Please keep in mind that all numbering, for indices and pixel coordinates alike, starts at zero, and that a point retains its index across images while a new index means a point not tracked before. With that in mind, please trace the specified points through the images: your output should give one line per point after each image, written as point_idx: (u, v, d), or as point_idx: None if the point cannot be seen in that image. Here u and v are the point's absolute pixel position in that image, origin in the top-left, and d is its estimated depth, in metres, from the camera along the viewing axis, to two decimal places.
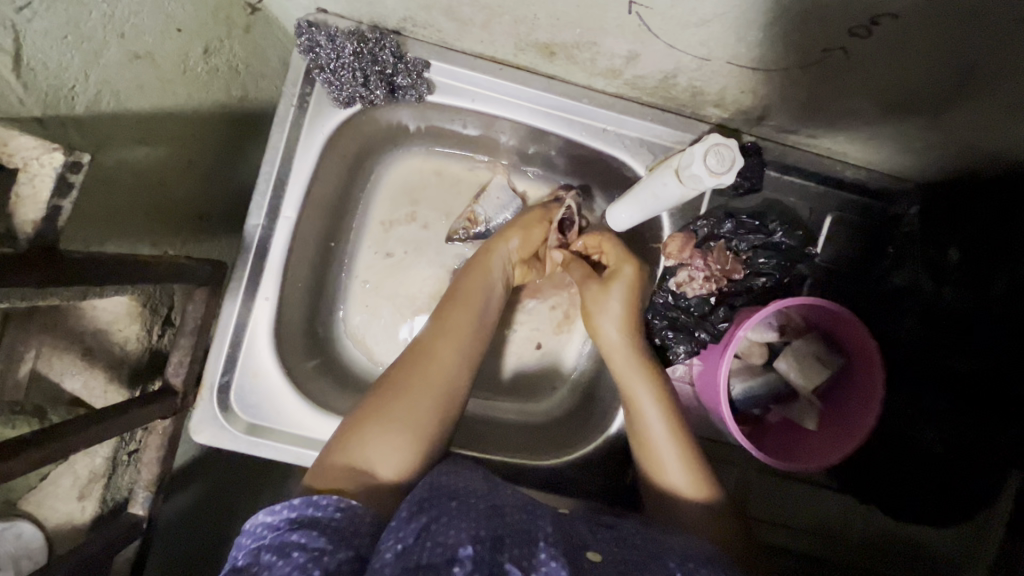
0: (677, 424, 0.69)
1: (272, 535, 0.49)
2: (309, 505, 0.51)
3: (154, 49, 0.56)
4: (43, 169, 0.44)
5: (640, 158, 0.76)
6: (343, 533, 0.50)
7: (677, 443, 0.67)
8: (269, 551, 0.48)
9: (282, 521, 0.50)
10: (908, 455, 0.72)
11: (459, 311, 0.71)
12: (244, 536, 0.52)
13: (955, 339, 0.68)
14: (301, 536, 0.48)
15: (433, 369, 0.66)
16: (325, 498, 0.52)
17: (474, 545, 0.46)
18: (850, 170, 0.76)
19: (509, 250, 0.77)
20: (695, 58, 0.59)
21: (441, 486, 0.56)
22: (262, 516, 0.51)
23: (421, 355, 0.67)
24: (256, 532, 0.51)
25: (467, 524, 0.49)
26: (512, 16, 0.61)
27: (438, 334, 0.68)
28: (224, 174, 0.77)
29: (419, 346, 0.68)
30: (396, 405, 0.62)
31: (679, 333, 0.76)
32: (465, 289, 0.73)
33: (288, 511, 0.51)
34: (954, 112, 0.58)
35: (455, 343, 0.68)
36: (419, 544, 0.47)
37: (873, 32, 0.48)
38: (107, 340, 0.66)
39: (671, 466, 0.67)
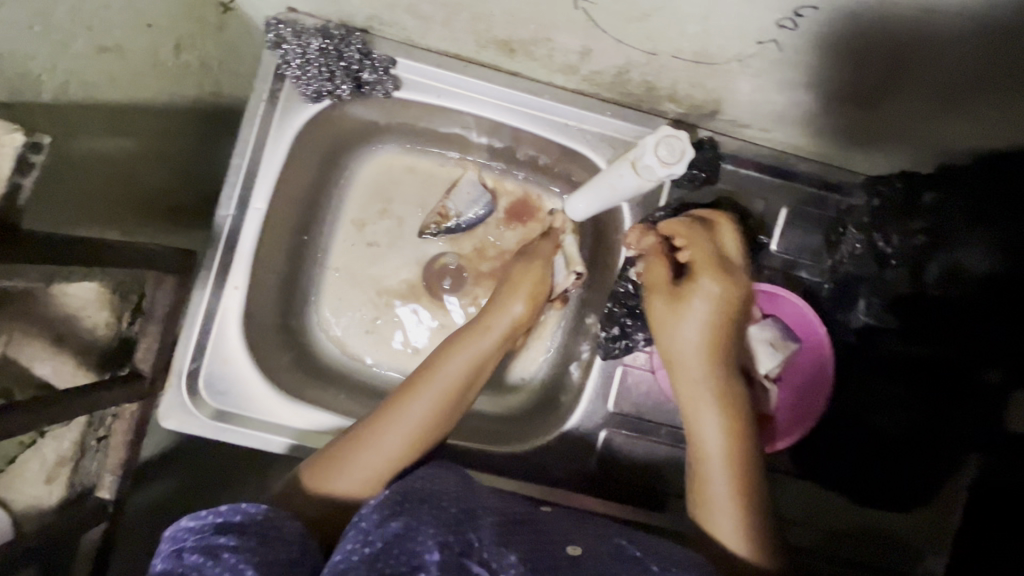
0: (732, 456, 0.65)
1: (194, 537, 0.49)
2: (236, 512, 0.51)
3: (123, 42, 0.59)
4: (3, 148, 0.46)
5: (601, 151, 0.78)
6: (270, 538, 0.50)
7: (727, 479, 0.64)
8: (194, 553, 0.48)
9: (206, 526, 0.50)
10: (865, 438, 0.76)
11: (439, 376, 0.69)
12: (165, 543, 0.51)
13: (914, 324, 0.72)
14: (228, 539, 0.48)
15: (398, 427, 0.65)
16: (253, 505, 0.52)
17: (440, 552, 0.48)
18: (803, 163, 0.79)
19: (512, 316, 0.76)
20: (643, 53, 0.62)
21: (413, 491, 0.57)
22: (184, 521, 0.51)
23: (390, 414, 0.66)
24: (177, 537, 0.50)
25: (436, 528, 0.50)
26: (470, 13, 0.64)
27: (412, 391, 0.68)
28: (198, 167, 0.80)
29: (389, 402, 0.68)
30: (361, 461, 0.63)
31: (637, 321, 0.79)
32: (449, 351, 0.72)
33: (214, 516, 0.51)
34: (889, 99, 0.61)
35: (421, 409, 0.67)
36: (387, 551, 0.48)
37: (798, 24, 0.51)
38: (77, 327, 0.68)
39: (720, 515, 0.64)
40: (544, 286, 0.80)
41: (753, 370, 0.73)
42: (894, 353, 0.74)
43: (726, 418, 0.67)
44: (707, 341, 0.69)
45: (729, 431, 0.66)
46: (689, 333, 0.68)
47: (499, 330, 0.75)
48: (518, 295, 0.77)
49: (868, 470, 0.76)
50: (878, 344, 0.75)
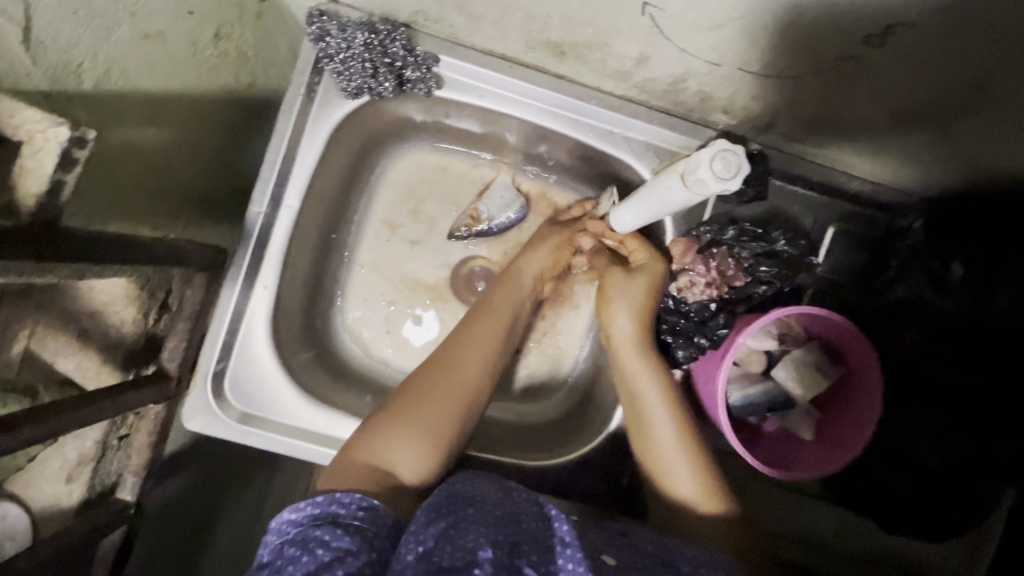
0: (687, 434, 0.67)
1: (296, 530, 0.48)
2: (332, 503, 0.50)
3: (165, 30, 0.56)
4: (48, 143, 0.43)
5: (645, 161, 0.76)
6: (366, 532, 0.48)
7: (689, 457, 0.66)
8: (293, 546, 0.47)
9: (306, 518, 0.49)
10: (902, 469, 0.72)
11: (496, 315, 0.71)
12: (267, 530, 0.50)
13: (956, 348, 0.68)
14: (325, 533, 0.47)
15: (460, 379, 0.64)
16: (349, 497, 0.50)
17: (493, 550, 0.44)
18: (855, 182, 0.76)
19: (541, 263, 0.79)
20: (706, 62, 0.59)
21: (459, 493, 0.53)
22: (286, 512, 0.49)
23: (445, 365, 0.65)
24: (280, 528, 0.49)
25: (486, 528, 0.47)
26: (525, 14, 0.61)
27: (462, 348, 0.67)
28: (229, 160, 0.77)
29: (446, 346, 0.67)
30: (419, 412, 0.61)
31: (679, 339, 0.75)
32: (501, 293, 0.74)
33: (312, 508, 0.49)
34: (962, 124, 0.58)
35: (485, 345, 0.68)
36: (439, 549, 0.44)
37: (885, 41, 0.49)
38: (102, 322, 0.65)
39: (681, 479, 0.65)
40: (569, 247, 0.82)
41: (798, 394, 0.72)
42: (940, 379, 0.69)
43: (664, 387, 0.69)
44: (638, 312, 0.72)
45: (670, 397, 0.68)
46: (623, 319, 0.72)
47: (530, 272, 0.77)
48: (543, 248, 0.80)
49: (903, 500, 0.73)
50: (923, 372, 0.70)
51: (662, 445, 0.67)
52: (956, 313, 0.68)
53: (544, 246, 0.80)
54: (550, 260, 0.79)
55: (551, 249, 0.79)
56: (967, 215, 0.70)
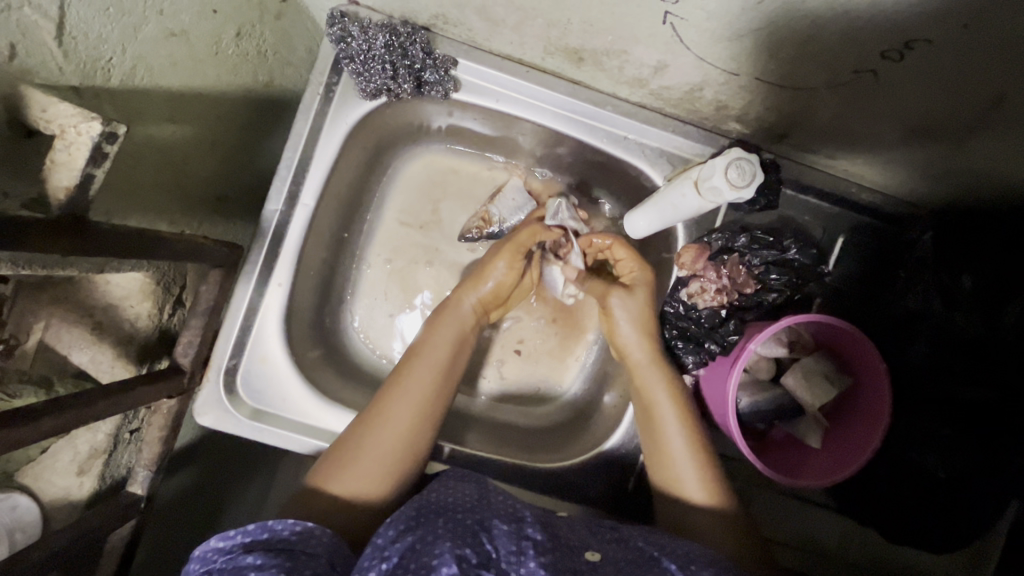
0: (691, 432, 0.68)
1: (224, 559, 0.48)
2: (264, 529, 0.50)
3: (189, 28, 0.57)
4: (78, 137, 0.43)
5: (658, 167, 0.77)
6: (299, 554, 0.48)
7: (691, 457, 0.67)
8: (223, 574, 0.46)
9: (235, 546, 0.49)
10: (906, 480, 0.72)
11: (429, 351, 0.70)
12: (193, 562, 0.50)
13: (966, 365, 0.67)
14: (256, 557, 0.47)
15: (392, 424, 0.64)
16: (280, 522, 0.51)
17: (458, 564, 0.44)
18: (865, 193, 0.77)
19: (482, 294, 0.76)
20: (723, 72, 0.60)
21: (429, 505, 0.54)
22: (214, 540, 0.49)
23: (377, 413, 0.64)
24: (206, 557, 0.49)
25: (453, 540, 0.47)
26: (546, 19, 0.62)
27: (395, 388, 0.66)
28: (246, 158, 0.78)
29: (382, 395, 0.67)
30: (378, 444, 0.62)
31: (689, 344, 0.76)
32: (439, 330, 0.73)
33: (241, 536, 0.49)
34: (975, 140, 0.59)
35: (418, 387, 0.67)
36: (403, 564, 0.45)
37: (904, 56, 0.49)
38: (117, 316, 0.66)
39: (686, 482, 0.66)
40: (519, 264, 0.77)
41: (806, 403, 0.72)
42: (951, 397, 0.69)
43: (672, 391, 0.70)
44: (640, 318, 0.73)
45: (677, 405, 0.69)
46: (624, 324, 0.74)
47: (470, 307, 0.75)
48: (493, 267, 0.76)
49: (906, 515, 0.73)
50: (928, 383, 0.70)
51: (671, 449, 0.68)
52: (971, 330, 0.66)
53: (501, 265, 0.76)
54: (492, 289, 0.76)
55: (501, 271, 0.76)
56: (991, 232, 0.69)
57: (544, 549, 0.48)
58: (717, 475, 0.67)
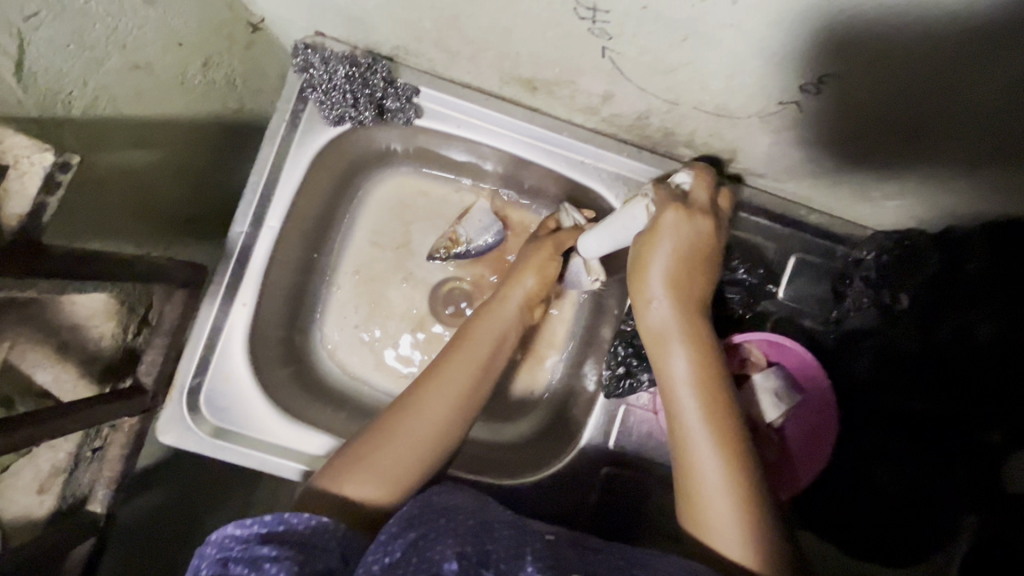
0: (727, 437, 0.60)
1: (240, 547, 0.48)
2: (281, 522, 0.50)
3: (154, 60, 0.60)
4: (32, 167, 0.46)
5: (614, 190, 0.79)
6: (311, 548, 0.48)
7: (727, 466, 0.58)
8: (238, 563, 0.47)
9: (250, 535, 0.49)
10: (860, 494, 0.74)
11: (469, 349, 0.72)
12: (207, 547, 0.50)
13: (904, 381, 0.71)
14: (271, 549, 0.47)
15: (424, 419, 0.65)
16: (296, 515, 0.51)
17: (458, 562, 0.46)
18: (814, 214, 0.80)
19: (524, 291, 0.79)
20: (665, 101, 0.63)
21: (432, 504, 0.56)
22: (230, 528, 0.49)
23: (411, 404, 0.66)
24: (223, 544, 0.49)
25: (454, 539, 0.49)
26: (497, 51, 0.65)
27: (433, 384, 0.68)
28: (215, 181, 0.80)
29: (412, 390, 0.69)
30: (393, 447, 0.63)
31: (643, 362, 0.79)
32: (477, 330, 0.75)
33: (258, 526, 0.50)
34: (906, 163, 0.62)
35: (455, 383, 0.69)
36: (406, 558, 0.47)
37: (820, 89, 0.53)
38: (81, 337, 0.68)
39: (716, 494, 0.58)
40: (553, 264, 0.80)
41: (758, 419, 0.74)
42: (900, 410, 0.72)
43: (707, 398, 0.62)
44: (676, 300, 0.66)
45: (713, 420, 0.61)
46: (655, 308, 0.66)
47: (512, 308, 0.78)
48: (528, 271, 0.79)
49: (859, 528, 0.74)
50: (869, 399, 0.74)
51: (703, 467, 0.59)
52: (908, 345, 0.70)
53: (536, 261, 0.79)
54: (534, 284, 0.79)
55: (537, 272, 0.79)
56: (937, 253, 0.70)
57: (541, 555, 0.50)
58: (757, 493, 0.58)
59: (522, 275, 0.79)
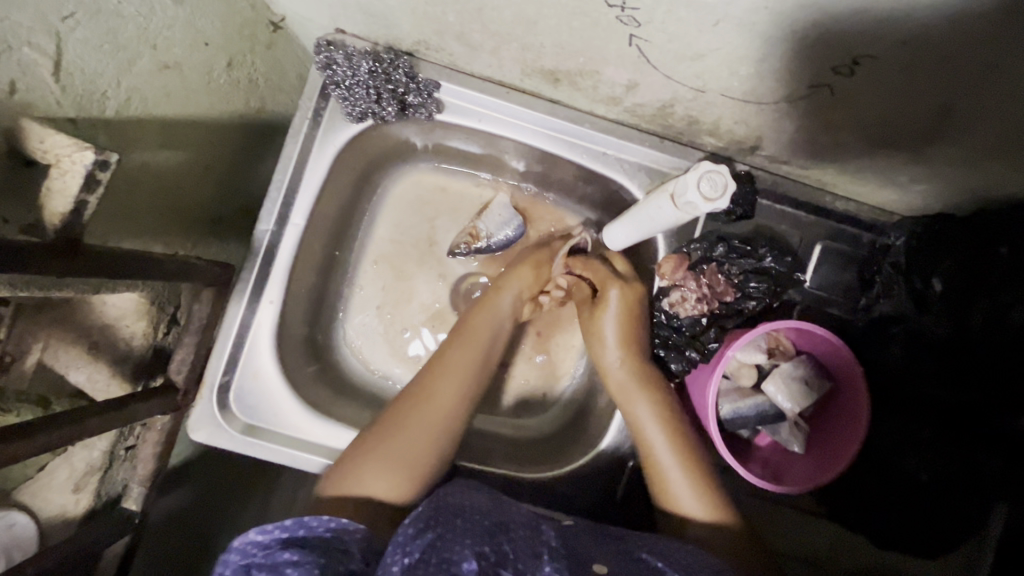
0: (674, 432, 0.70)
1: (262, 554, 0.49)
2: (300, 526, 0.51)
3: (182, 60, 0.60)
4: (73, 166, 0.46)
5: (637, 181, 0.79)
6: (333, 551, 0.50)
7: (677, 454, 0.69)
8: (261, 570, 0.48)
9: (273, 541, 0.50)
10: (890, 481, 0.74)
11: (473, 335, 0.73)
12: (229, 552, 0.51)
13: (938, 368, 0.71)
14: (293, 555, 0.48)
15: (432, 408, 0.66)
16: (316, 519, 0.52)
17: (477, 562, 0.47)
18: (840, 201, 0.79)
19: (521, 287, 0.78)
20: (691, 89, 0.63)
21: (446, 505, 0.55)
22: (251, 534, 0.50)
23: (420, 395, 0.67)
24: (244, 550, 0.51)
25: (473, 538, 0.50)
26: (520, 44, 0.65)
27: (440, 372, 0.69)
28: (240, 181, 0.81)
29: (419, 379, 0.69)
30: (401, 443, 0.63)
31: (671, 351, 0.79)
32: (475, 320, 0.75)
33: (279, 531, 0.51)
34: (936, 146, 0.61)
35: (462, 369, 0.69)
36: (425, 558, 0.47)
37: (854, 71, 0.52)
38: (114, 336, 0.68)
39: (676, 480, 0.68)
40: (544, 268, 0.81)
41: (789, 409, 0.74)
42: (924, 397, 0.72)
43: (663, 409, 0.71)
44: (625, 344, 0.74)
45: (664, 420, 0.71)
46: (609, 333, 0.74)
47: (507, 302, 0.76)
48: (522, 267, 0.80)
49: (892, 517, 0.74)
50: (903, 385, 0.74)
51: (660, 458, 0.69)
52: (939, 331, 0.70)
53: (524, 270, 0.79)
54: (528, 280, 0.79)
55: (532, 267, 0.80)
56: (969, 233, 0.69)
57: (559, 555, 0.52)
58: (704, 473, 0.69)
59: (517, 272, 0.79)
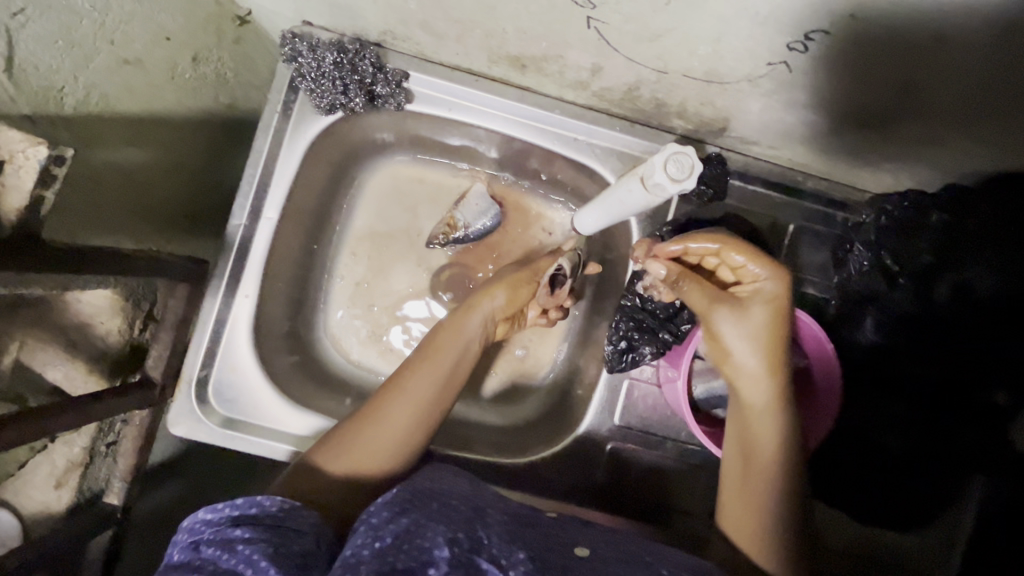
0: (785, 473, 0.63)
1: (212, 530, 0.49)
2: (252, 505, 0.51)
3: (142, 56, 0.60)
4: (27, 161, 0.47)
5: (609, 165, 0.79)
6: (285, 530, 0.50)
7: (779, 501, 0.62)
8: (212, 545, 0.48)
9: (223, 518, 0.50)
10: (867, 456, 0.75)
11: (436, 356, 0.70)
12: (182, 532, 0.51)
13: (911, 342, 0.72)
14: (244, 531, 0.48)
15: (387, 430, 0.64)
16: (269, 498, 0.52)
17: (449, 548, 0.47)
18: (812, 180, 0.79)
19: (493, 306, 0.78)
20: (654, 71, 0.63)
21: (424, 490, 0.58)
22: (201, 513, 0.50)
23: (373, 416, 0.65)
24: (195, 528, 0.50)
25: (446, 526, 0.50)
26: (483, 30, 0.65)
27: (396, 393, 0.67)
28: (212, 177, 0.81)
29: (379, 396, 0.67)
30: (354, 463, 0.62)
31: (646, 335, 0.78)
32: (441, 341, 0.72)
33: (230, 509, 0.51)
34: (899, 120, 0.61)
35: (420, 394, 0.67)
36: (396, 544, 0.47)
37: (809, 47, 0.52)
38: (89, 333, 0.69)
39: (768, 526, 0.61)
40: (523, 291, 0.81)
41: None
42: (899, 373, 0.73)
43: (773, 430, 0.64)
44: (767, 353, 0.63)
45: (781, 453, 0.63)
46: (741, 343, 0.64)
47: (475, 324, 0.76)
48: (499, 285, 0.79)
49: (869, 491, 0.76)
50: (878, 361, 0.75)
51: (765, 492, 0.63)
52: (905, 304, 0.70)
53: (501, 291, 0.79)
54: (504, 300, 0.79)
55: (508, 288, 0.80)
56: (944, 207, 0.69)
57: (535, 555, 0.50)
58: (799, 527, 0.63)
59: (493, 289, 0.80)
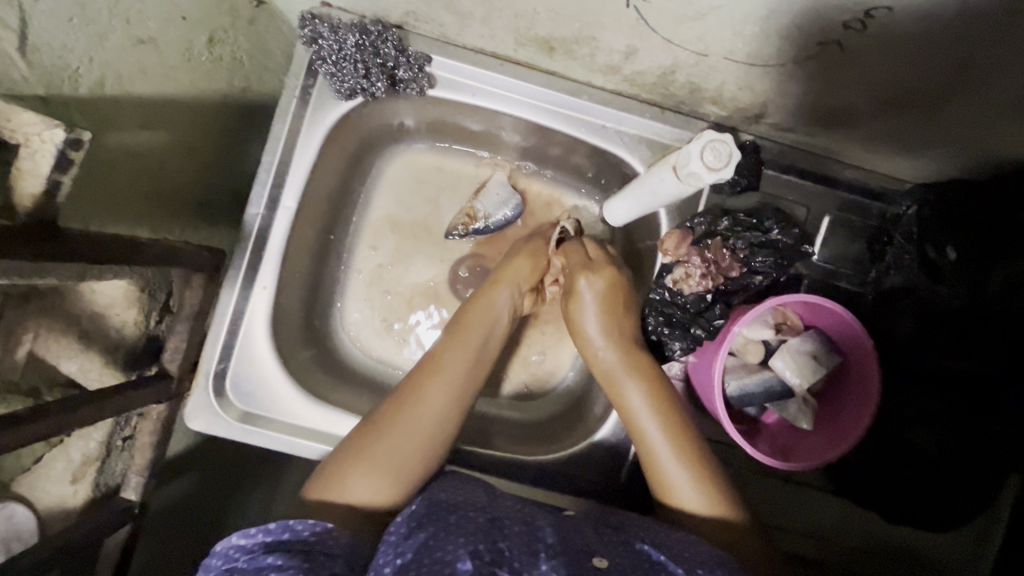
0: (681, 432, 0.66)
1: (246, 558, 0.48)
2: (284, 530, 0.50)
3: (157, 36, 0.57)
4: (43, 144, 0.44)
5: (638, 154, 0.76)
6: (316, 555, 0.48)
7: (682, 456, 0.64)
8: (246, 572, 0.47)
9: (256, 545, 0.49)
10: (899, 458, 0.72)
11: (463, 332, 0.69)
12: (214, 556, 0.51)
13: (951, 338, 0.68)
14: (277, 559, 0.47)
15: (423, 415, 0.63)
16: (300, 523, 0.51)
17: (472, 561, 0.45)
18: (848, 169, 0.76)
19: (520, 280, 0.74)
20: (693, 53, 0.60)
21: (440, 502, 0.55)
22: (234, 538, 0.49)
23: (410, 396, 0.64)
24: (228, 554, 0.49)
25: (466, 537, 0.48)
26: (512, 11, 0.62)
27: (429, 376, 0.65)
28: (227, 164, 0.79)
29: (415, 376, 0.66)
30: (391, 449, 0.61)
31: (675, 331, 0.76)
32: (470, 316, 0.71)
33: (262, 535, 0.50)
34: (952, 105, 0.58)
35: (453, 373, 0.66)
36: (417, 559, 0.47)
37: (867, 26, 0.49)
38: (104, 325, 0.67)
39: (680, 481, 0.63)
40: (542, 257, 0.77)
41: (797, 384, 0.72)
42: (940, 368, 0.69)
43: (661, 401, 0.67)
44: (608, 332, 0.71)
45: (666, 415, 0.66)
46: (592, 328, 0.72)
47: (503, 299, 0.73)
48: (518, 259, 0.76)
49: (902, 492, 0.72)
50: (916, 357, 0.71)
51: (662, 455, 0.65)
52: (951, 299, 0.67)
53: (522, 262, 0.75)
54: (529, 271, 0.75)
55: (528, 259, 0.76)
56: (993, 199, 0.66)
57: (556, 552, 0.48)
58: (720, 482, 0.64)
59: (514, 263, 0.76)
